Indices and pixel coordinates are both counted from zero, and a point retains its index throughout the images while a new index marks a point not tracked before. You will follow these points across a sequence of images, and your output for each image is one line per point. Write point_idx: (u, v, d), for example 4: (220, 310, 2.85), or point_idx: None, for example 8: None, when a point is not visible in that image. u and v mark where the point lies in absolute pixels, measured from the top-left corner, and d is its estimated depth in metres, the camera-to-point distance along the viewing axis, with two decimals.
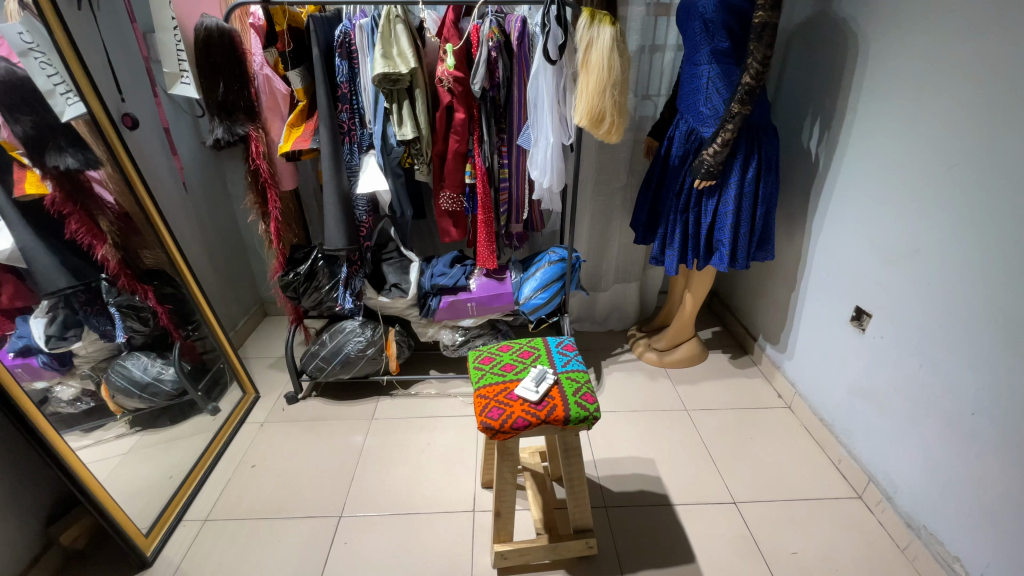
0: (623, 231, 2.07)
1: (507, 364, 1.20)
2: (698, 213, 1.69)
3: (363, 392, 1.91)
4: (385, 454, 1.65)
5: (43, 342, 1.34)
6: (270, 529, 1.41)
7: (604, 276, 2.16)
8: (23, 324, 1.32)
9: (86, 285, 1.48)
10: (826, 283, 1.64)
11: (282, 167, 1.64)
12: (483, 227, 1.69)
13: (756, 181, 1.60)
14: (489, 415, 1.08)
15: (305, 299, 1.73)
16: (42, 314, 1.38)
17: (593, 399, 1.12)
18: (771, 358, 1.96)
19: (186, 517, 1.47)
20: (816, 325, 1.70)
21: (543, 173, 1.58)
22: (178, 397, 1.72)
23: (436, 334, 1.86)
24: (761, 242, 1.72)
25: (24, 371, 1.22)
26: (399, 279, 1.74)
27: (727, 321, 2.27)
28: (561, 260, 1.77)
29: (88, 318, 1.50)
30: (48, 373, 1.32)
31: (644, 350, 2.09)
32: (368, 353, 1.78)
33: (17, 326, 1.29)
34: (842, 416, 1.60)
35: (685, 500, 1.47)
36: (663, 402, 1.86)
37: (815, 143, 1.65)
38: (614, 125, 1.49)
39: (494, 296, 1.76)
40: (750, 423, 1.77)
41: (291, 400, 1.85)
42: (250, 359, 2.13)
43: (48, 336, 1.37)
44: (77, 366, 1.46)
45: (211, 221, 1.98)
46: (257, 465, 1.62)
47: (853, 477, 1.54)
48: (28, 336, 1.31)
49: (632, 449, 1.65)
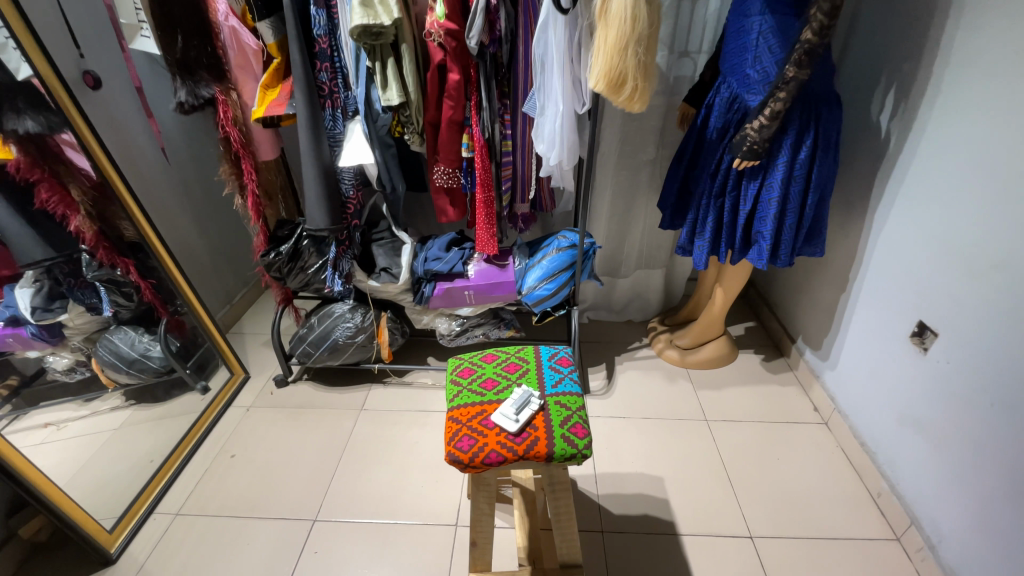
0: (648, 213, 1.83)
1: (488, 381, 1.03)
2: (736, 198, 1.42)
3: (356, 378, 1.78)
4: (370, 451, 1.53)
5: (29, 314, 1.40)
6: (239, 529, 1.33)
7: (624, 262, 1.94)
8: (10, 293, 1.35)
9: (69, 256, 1.46)
10: (886, 288, 1.37)
11: (259, 135, 1.47)
12: (482, 208, 1.48)
13: (811, 162, 1.32)
14: (458, 445, 0.91)
15: (290, 280, 1.57)
16: (29, 283, 1.39)
17: (584, 431, 0.94)
18: (810, 365, 1.72)
19: (160, 509, 1.41)
20: (868, 336, 1.44)
21: (551, 147, 1.36)
22: (167, 373, 1.71)
23: (432, 322, 1.70)
24: (810, 236, 1.44)
25: (16, 341, 1.35)
26: (390, 262, 1.58)
27: (762, 317, 2.02)
28: (572, 246, 1.56)
29: (72, 291, 1.50)
30: (39, 343, 1.43)
31: (664, 347, 1.88)
32: (358, 340, 1.64)
33: (4, 295, 1.34)
34: (887, 444, 1.35)
35: (693, 531, 1.30)
36: (680, 410, 1.66)
37: (886, 117, 1.34)
38: (638, 91, 1.22)
39: (494, 285, 1.58)
40: (780, 440, 1.55)
41: (281, 383, 1.75)
42: (246, 335, 2.01)
43: (35, 307, 1.41)
44: (68, 337, 1.52)
45: (198, 190, 1.85)
46: (237, 455, 1.53)
47: (893, 515, 1.30)
48: (15, 307, 1.37)
49: (640, 463, 1.48)
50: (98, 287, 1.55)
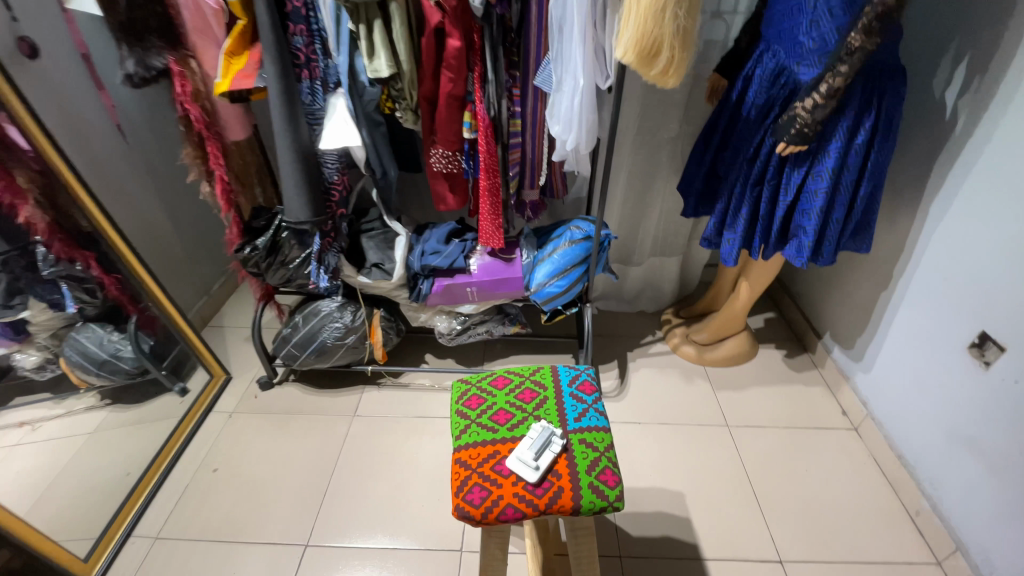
0: (667, 197, 1.65)
1: (500, 413, 0.89)
2: (776, 187, 1.26)
3: (347, 380, 1.64)
4: (366, 464, 1.41)
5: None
6: (222, 558, 1.20)
7: (638, 250, 1.77)
8: None
9: (24, 249, 1.32)
10: (939, 291, 1.23)
11: (226, 111, 1.26)
12: (486, 197, 1.29)
13: (867, 148, 1.15)
14: (468, 498, 0.78)
15: (270, 276, 1.40)
16: None
17: (614, 478, 0.81)
18: (838, 365, 1.60)
19: (137, 531, 1.26)
20: (912, 341, 1.31)
21: (567, 128, 1.17)
22: (141, 374, 1.56)
23: (430, 321, 1.55)
24: (857, 230, 1.28)
25: None
26: (382, 257, 1.41)
27: (784, 308, 1.88)
28: (586, 238, 1.39)
29: (30, 287, 1.36)
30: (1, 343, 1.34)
31: (680, 343, 1.74)
32: (348, 342, 1.49)
33: None
34: (931, 461, 1.25)
35: (721, 555, 1.20)
36: (699, 415, 1.54)
37: (953, 95, 1.16)
38: (674, 63, 1.02)
39: (499, 282, 1.41)
40: (808, 449, 1.44)
41: (265, 385, 1.60)
42: (226, 329, 1.85)
43: None
44: (34, 334, 1.41)
45: (163, 170, 1.64)
46: (219, 470, 1.39)
47: (933, 537, 1.22)
48: None
49: (658, 477, 1.37)
50: (60, 284, 1.40)
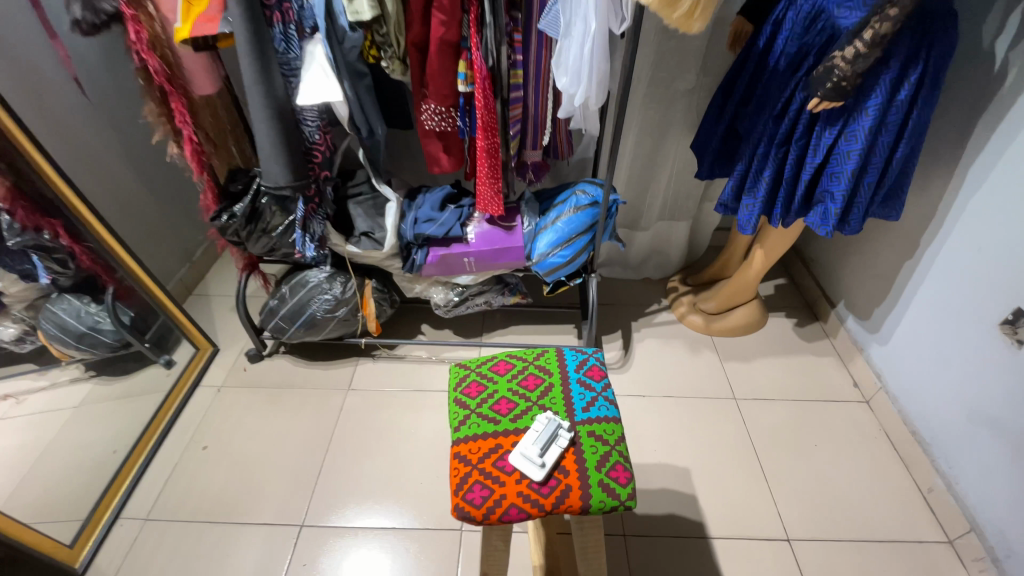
0: (678, 158, 1.53)
1: (502, 403, 0.82)
2: (803, 147, 1.15)
3: (340, 352, 1.57)
4: (362, 440, 1.36)
5: None
6: (217, 539, 1.17)
7: (645, 214, 1.66)
8: None
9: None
10: (972, 264, 1.14)
11: (191, 62, 1.11)
12: (484, 158, 1.17)
13: (909, 104, 1.03)
14: (468, 497, 0.72)
15: (252, 245, 1.30)
16: None
17: (626, 475, 0.75)
18: (852, 335, 1.54)
19: (126, 513, 1.22)
20: (937, 314, 1.24)
21: (575, 81, 1.04)
22: (123, 348, 1.48)
23: (426, 292, 1.46)
24: (889, 196, 1.18)
25: None
26: (371, 225, 1.30)
27: (796, 275, 1.80)
28: (593, 204, 1.29)
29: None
30: None
31: (687, 312, 1.67)
32: (339, 314, 1.41)
33: None
34: (950, 439, 1.21)
35: (727, 534, 1.18)
36: (706, 387, 1.49)
37: (1006, 44, 1.03)
38: (701, 4, 0.89)
39: (498, 252, 1.31)
40: (817, 423, 1.40)
41: (254, 358, 1.53)
42: (212, 298, 1.76)
43: None
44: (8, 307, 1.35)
45: (130, 127, 1.50)
46: (210, 447, 1.34)
47: (947, 516, 1.19)
48: None
49: (663, 452, 1.33)
50: (30, 254, 1.29)
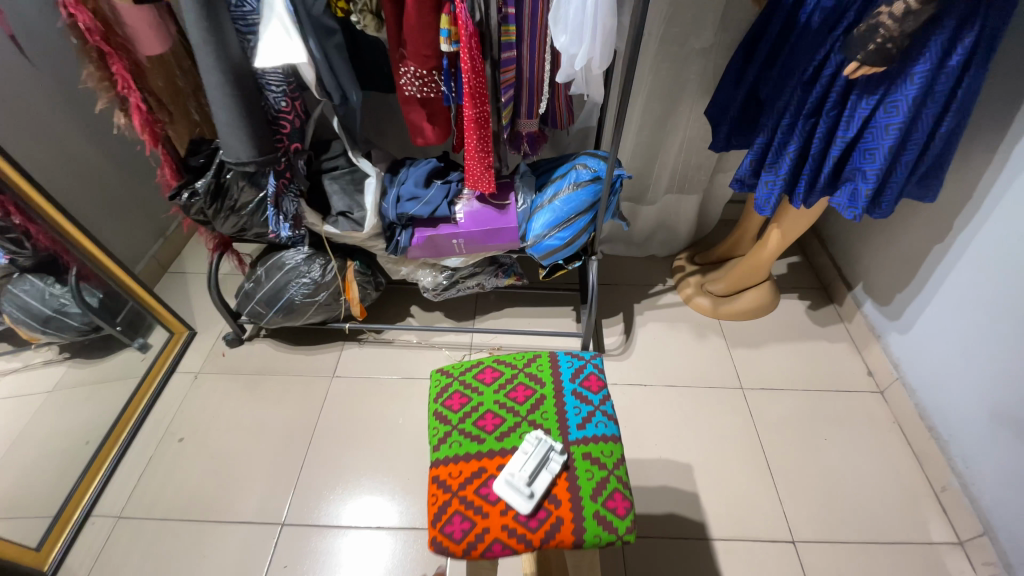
0: (689, 126, 1.38)
1: (487, 418, 0.74)
2: (834, 119, 1.01)
3: (324, 336, 1.48)
4: (345, 433, 1.29)
5: None
6: (192, 539, 1.12)
7: (652, 187, 1.53)
8: None
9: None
10: (1010, 253, 1.03)
11: (131, 15, 0.95)
12: (472, 129, 1.03)
13: (962, 71, 0.89)
14: (448, 530, 0.64)
15: (219, 224, 1.19)
16: None
17: (625, 506, 0.67)
18: (869, 321, 1.44)
19: (98, 510, 1.17)
20: (967, 303, 1.13)
21: (575, 40, 0.90)
22: (94, 330, 1.40)
23: (413, 274, 1.35)
24: (927, 174, 1.05)
25: None
26: (348, 204, 1.18)
27: (811, 252, 1.68)
28: (594, 179, 1.16)
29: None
30: None
31: (694, 294, 1.57)
32: (319, 299, 1.31)
33: None
34: (969, 439, 1.13)
35: (728, 535, 1.12)
36: (711, 376, 1.40)
37: None
38: None
39: (490, 233, 1.20)
40: (828, 414, 1.33)
41: (234, 343, 1.45)
42: (189, 276, 1.65)
43: None
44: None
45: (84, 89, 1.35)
46: (185, 440, 1.27)
47: (959, 517, 1.13)
48: None
49: (663, 446, 1.26)
50: None
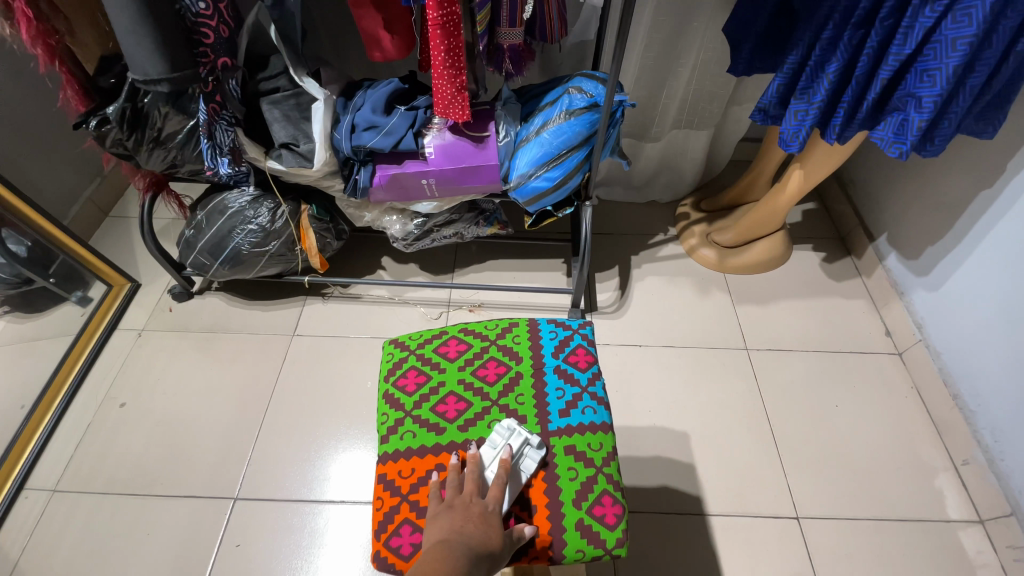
0: (704, 47, 1.17)
1: (449, 402, 0.69)
2: (888, 30, 0.81)
3: (283, 291, 1.32)
4: (307, 399, 1.16)
5: None
6: (136, 515, 1.02)
7: (656, 121, 1.33)
8: None
9: None
10: None
11: None
12: (438, 40, 0.82)
13: None
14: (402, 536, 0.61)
15: (145, 159, 0.99)
16: None
17: (614, 512, 0.63)
18: (891, 277, 1.29)
19: (30, 483, 1.06)
20: (1014, 261, 0.98)
21: None
22: (25, 283, 1.20)
23: (379, 221, 1.17)
24: (993, 104, 0.86)
25: None
26: (294, 134, 0.98)
27: (829, 199, 1.51)
28: (591, 107, 0.97)
29: None
30: None
31: (698, 244, 1.40)
32: (270, 249, 1.14)
33: None
34: (1001, 412, 1.01)
35: (726, 512, 1.03)
36: (714, 336, 1.27)
37: None
38: None
39: (466, 173, 1.02)
40: (840, 379, 1.21)
41: (181, 297, 1.29)
42: (132, 221, 1.46)
43: None
44: None
45: None
46: (128, 405, 1.15)
47: (982, 494, 1.04)
48: None
49: (659, 414, 1.15)
50: None
